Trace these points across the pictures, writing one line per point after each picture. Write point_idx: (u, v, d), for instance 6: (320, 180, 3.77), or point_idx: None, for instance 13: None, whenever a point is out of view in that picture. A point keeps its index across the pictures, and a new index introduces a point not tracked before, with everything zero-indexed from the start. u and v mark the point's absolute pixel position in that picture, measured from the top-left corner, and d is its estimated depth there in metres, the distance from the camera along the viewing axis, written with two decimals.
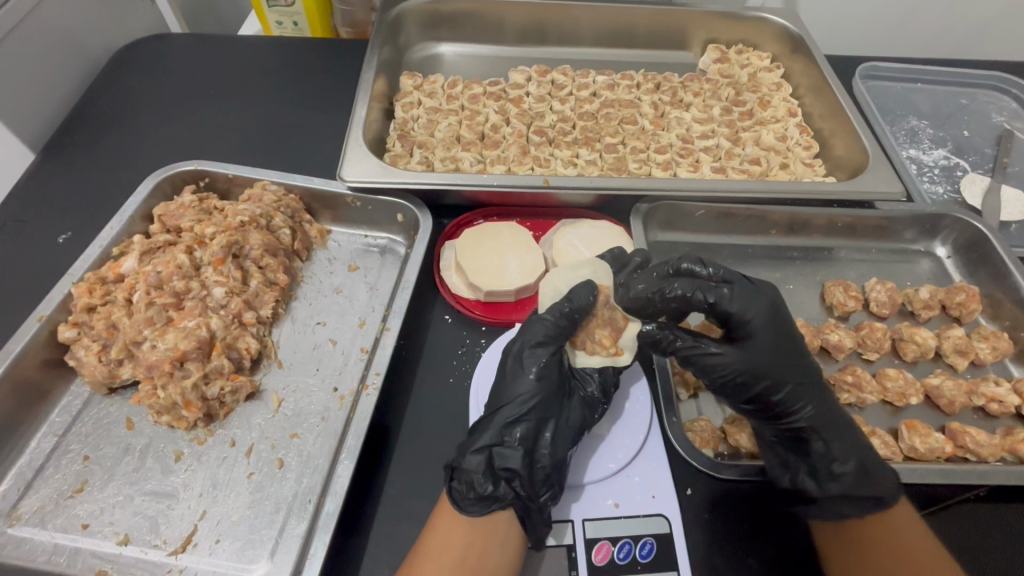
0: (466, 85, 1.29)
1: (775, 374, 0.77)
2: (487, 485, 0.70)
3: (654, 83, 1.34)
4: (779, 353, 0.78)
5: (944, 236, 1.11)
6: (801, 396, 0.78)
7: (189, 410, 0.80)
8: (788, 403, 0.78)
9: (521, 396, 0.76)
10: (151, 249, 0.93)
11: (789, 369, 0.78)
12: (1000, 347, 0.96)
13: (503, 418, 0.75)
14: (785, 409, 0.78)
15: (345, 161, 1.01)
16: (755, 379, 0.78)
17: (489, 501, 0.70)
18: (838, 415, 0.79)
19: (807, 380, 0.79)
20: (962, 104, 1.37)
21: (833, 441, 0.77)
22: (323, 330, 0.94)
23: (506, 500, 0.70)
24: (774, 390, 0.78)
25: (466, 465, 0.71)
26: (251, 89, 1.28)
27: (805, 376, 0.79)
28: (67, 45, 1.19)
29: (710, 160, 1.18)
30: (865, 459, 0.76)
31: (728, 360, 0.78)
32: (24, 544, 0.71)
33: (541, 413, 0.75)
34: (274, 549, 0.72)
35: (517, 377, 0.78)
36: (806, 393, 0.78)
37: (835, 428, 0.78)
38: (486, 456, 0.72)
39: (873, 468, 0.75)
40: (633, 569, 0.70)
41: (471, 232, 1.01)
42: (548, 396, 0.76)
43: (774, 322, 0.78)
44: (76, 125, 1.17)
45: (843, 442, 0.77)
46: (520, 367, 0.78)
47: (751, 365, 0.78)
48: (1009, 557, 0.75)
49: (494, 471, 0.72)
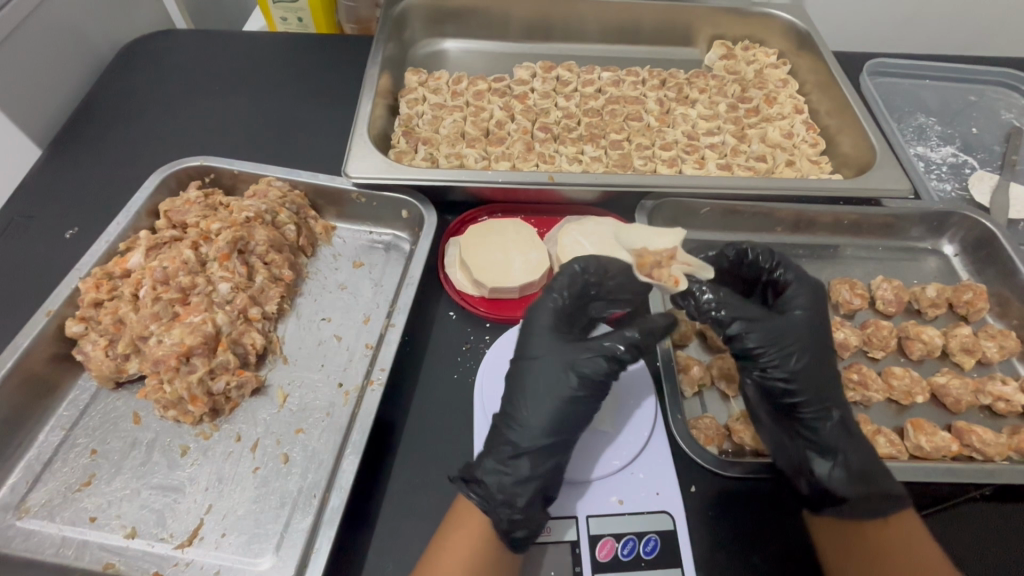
0: (471, 81, 1.29)
1: (810, 360, 0.78)
2: (517, 510, 0.69)
3: (660, 78, 1.34)
4: (818, 343, 0.80)
5: (951, 233, 1.10)
6: (823, 389, 0.77)
7: (195, 405, 0.80)
8: (810, 393, 0.77)
9: (551, 408, 0.74)
10: (157, 244, 0.93)
11: (822, 363, 0.79)
12: (1007, 346, 0.95)
13: (535, 432, 0.73)
14: (806, 400, 0.77)
15: (350, 157, 1.01)
16: (792, 358, 0.77)
17: (510, 527, 0.68)
18: (852, 419, 0.78)
19: (832, 376, 0.79)
20: (971, 100, 1.36)
21: (849, 441, 0.75)
22: (328, 326, 0.94)
23: (526, 526, 0.69)
24: (802, 377, 0.77)
25: (492, 484, 0.71)
26: (257, 85, 1.28)
27: (832, 374, 0.79)
28: (74, 41, 1.20)
29: (716, 157, 1.18)
30: (876, 465, 0.74)
31: (769, 333, 0.78)
32: (33, 536, 0.72)
33: (573, 426, 0.74)
34: (280, 543, 0.72)
35: (548, 376, 0.76)
36: (830, 387, 0.78)
37: (850, 430, 0.77)
38: (518, 475, 0.71)
39: (885, 478, 0.73)
40: (637, 566, 0.71)
41: (476, 229, 1.01)
42: (579, 408, 0.74)
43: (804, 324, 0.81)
44: (83, 121, 1.18)
45: (861, 447, 0.75)
46: (552, 369, 0.76)
47: (790, 342, 0.78)
48: (1015, 556, 0.75)
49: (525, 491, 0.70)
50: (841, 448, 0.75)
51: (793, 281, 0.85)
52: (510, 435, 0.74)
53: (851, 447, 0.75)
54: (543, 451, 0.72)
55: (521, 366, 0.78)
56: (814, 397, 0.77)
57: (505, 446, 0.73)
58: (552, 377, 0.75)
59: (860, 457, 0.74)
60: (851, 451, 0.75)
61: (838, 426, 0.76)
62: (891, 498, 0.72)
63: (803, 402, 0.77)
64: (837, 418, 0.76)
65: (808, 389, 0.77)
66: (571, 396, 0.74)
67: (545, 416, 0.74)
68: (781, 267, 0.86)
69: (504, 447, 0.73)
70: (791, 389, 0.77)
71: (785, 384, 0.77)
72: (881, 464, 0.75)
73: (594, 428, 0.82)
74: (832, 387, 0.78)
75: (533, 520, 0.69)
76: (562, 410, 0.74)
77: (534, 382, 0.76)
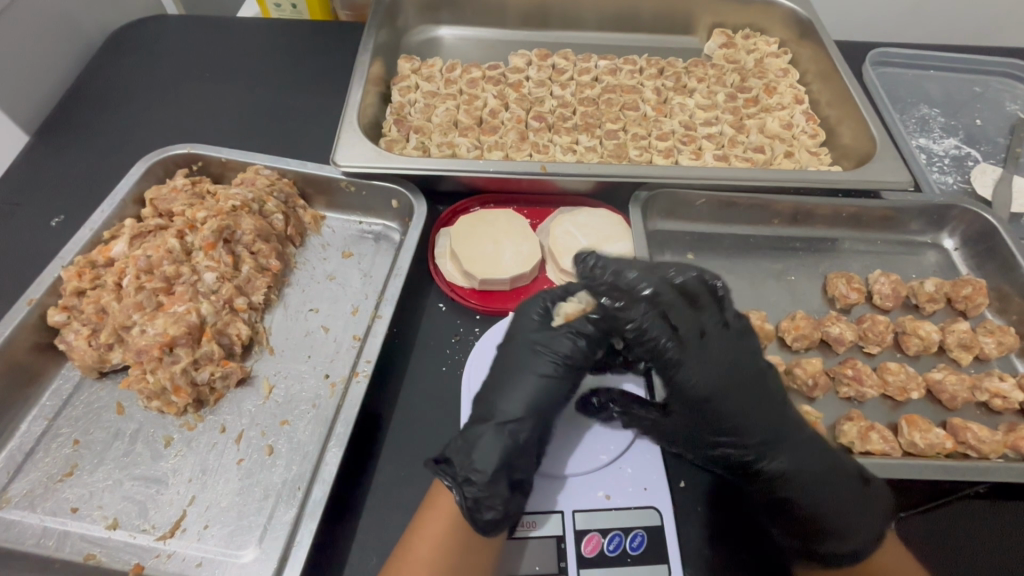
0: (465, 68, 1.27)
1: (737, 419, 0.72)
2: (507, 498, 0.67)
3: (658, 67, 1.31)
4: (734, 397, 0.72)
5: (951, 227, 1.08)
6: (765, 444, 0.72)
7: (178, 395, 0.79)
8: (726, 441, 0.73)
9: (541, 407, 0.73)
10: (142, 233, 0.92)
11: (707, 404, 0.72)
12: (1006, 342, 0.94)
13: (519, 424, 0.71)
14: (732, 449, 0.73)
15: (339, 145, 0.99)
16: (714, 425, 0.73)
17: (504, 514, 0.67)
18: (807, 447, 0.73)
19: (786, 412, 0.74)
20: (976, 92, 1.33)
21: (796, 480, 0.72)
22: (316, 317, 0.93)
23: (515, 514, 0.68)
24: (685, 422, 0.74)
25: (483, 473, 0.68)
26: (247, 72, 1.26)
27: (702, 413, 0.73)
28: (63, 27, 1.18)
29: (713, 148, 1.16)
30: (838, 499, 0.71)
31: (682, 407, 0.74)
32: (14, 526, 0.72)
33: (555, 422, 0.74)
34: (262, 536, 0.71)
35: (534, 357, 0.76)
36: (754, 421, 0.72)
37: (799, 463, 0.72)
38: (506, 467, 0.68)
39: (857, 507, 0.71)
40: (623, 562, 0.70)
41: (467, 220, 1.00)
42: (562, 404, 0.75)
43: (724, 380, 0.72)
44: (71, 107, 1.16)
45: (828, 498, 0.71)
46: (547, 364, 0.75)
47: (704, 412, 0.73)
48: (1007, 555, 0.73)
49: (513, 483, 0.69)
50: (789, 487, 0.72)
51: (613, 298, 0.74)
52: (495, 423, 0.71)
53: (800, 485, 0.72)
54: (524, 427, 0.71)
55: (509, 352, 0.78)
56: (743, 442, 0.72)
57: (489, 436, 0.70)
58: (545, 364, 0.75)
59: (813, 497, 0.72)
60: (803, 491, 0.72)
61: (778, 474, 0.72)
62: (855, 536, 0.71)
63: (727, 452, 0.73)
64: (772, 458, 0.72)
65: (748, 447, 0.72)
66: (554, 392, 0.74)
67: (536, 411, 0.73)
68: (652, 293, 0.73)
69: (485, 438, 0.70)
70: (710, 443, 0.74)
71: (703, 438, 0.74)
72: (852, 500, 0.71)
73: (582, 422, 0.81)
74: (728, 421, 0.72)
75: (511, 507, 0.68)
76: (550, 409, 0.73)
77: (526, 377, 0.74)
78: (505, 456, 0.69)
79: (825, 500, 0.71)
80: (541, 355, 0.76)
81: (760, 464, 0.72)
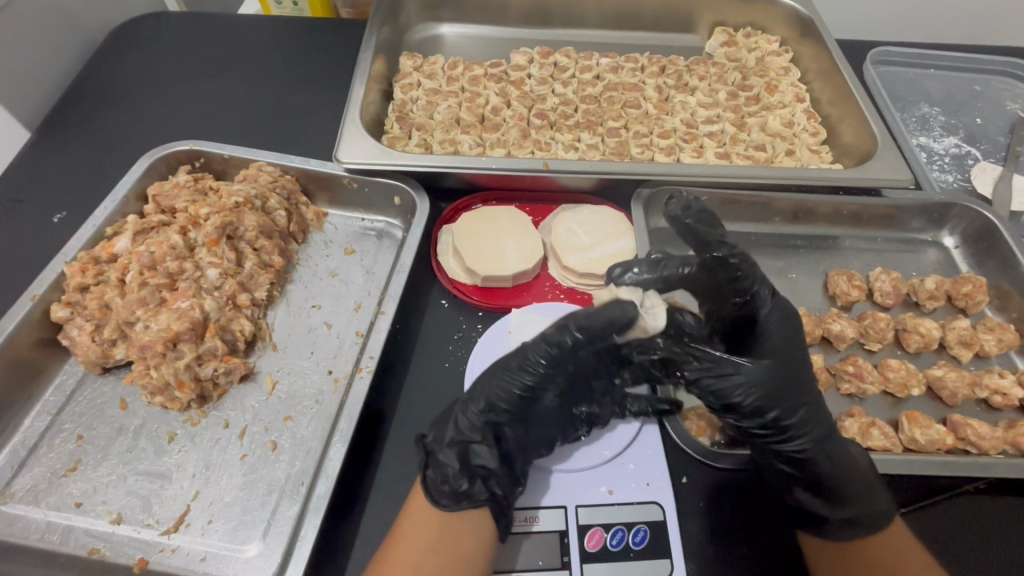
0: (467, 65, 1.27)
1: (789, 395, 0.72)
2: (461, 480, 0.69)
3: (660, 65, 1.31)
4: (781, 374, 0.73)
5: (952, 225, 1.09)
6: (806, 415, 0.73)
7: (182, 391, 0.79)
8: (791, 402, 0.72)
9: (501, 403, 0.74)
10: (144, 229, 0.92)
11: (792, 361, 0.75)
12: (1006, 339, 0.94)
13: (475, 414, 0.74)
14: (789, 410, 0.72)
15: (342, 141, 0.99)
16: (772, 398, 0.71)
17: (461, 496, 0.68)
18: (831, 417, 0.75)
19: (811, 384, 0.75)
20: (976, 91, 1.34)
21: (829, 444, 0.73)
22: (319, 314, 0.93)
23: (479, 498, 0.68)
24: (768, 381, 0.72)
25: (441, 457, 0.71)
26: (248, 69, 1.26)
27: (792, 374, 0.73)
28: (64, 23, 1.18)
29: (714, 146, 1.16)
30: (863, 465, 0.73)
31: (743, 379, 0.71)
32: (18, 521, 0.72)
33: (519, 420, 0.75)
34: (266, 531, 0.71)
35: (536, 345, 0.73)
36: (812, 385, 0.76)
37: (829, 427, 0.74)
38: (460, 451, 0.71)
39: (871, 474, 0.73)
40: (626, 557, 0.70)
41: (469, 217, 1.00)
42: (529, 403, 0.75)
43: (787, 351, 0.76)
44: (72, 103, 1.16)
45: (853, 471, 0.72)
46: (511, 360, 0.75)
47: (768, 384, 0.71)
48: (1007, 550, 0.74)
49: (470, 468, 0.70)
50: (823, 452, 0.73)
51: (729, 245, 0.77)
52: (454, 412, 0.75)
53: (832, 449, 0.73)
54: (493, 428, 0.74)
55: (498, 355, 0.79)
56: (799, 403, 0.72)
57: (451, 423, 0.74)
58: (535, 352, 0.73)
59: (841, 462, 0.72)
60: (832, 454, 0.72)
61: (819, 436, 0.73)
62: (884, 502, 0.71)
63: (785, 411, 0.72)
64: (818, 421, 0.73)
65: (793, 419, 0.72)
66: (519, 390, 0.74)
67: (487, 402, 0.74)
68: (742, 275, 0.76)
69: (448, 424, 0.74)
70: (769, 402, 0.71)
71: (762, 399, 0.71)
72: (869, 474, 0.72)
73: None
74: (799, 383, 0.74)
75: (472, 490, 0.68)
76: (509, 406, 0.74)
77: (491, 375, 0.76)
78: (457, 441, 0.72)
79: (852, 465, 0.72)
80: (543, 344, 0.73)
81: (805, 427, 0.72)
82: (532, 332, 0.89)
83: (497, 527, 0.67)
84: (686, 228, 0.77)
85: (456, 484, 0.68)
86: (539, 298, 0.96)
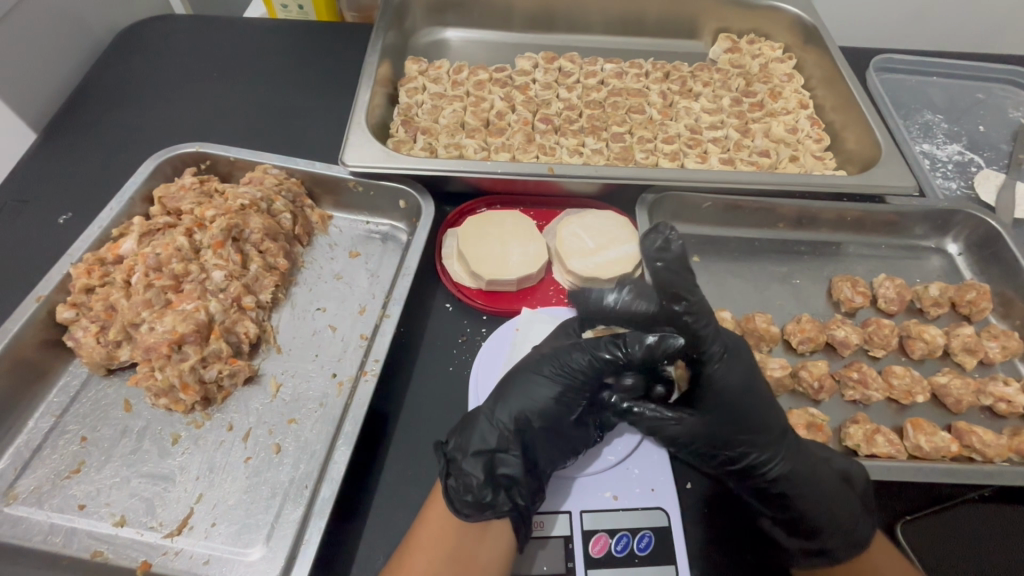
0: (471, 71, 1.28)
1: (741, 439, 0.70)
2: (485, 491, 0.68)
3: (664, 71, 1.32)
4: (733, 423, 0.70)
5: (955, 232, 1.09)
6: (769, 450, 0.70)
7: (186, 393, 0.79)
8: (744, 446, 0.70)
9: (535, 410, 0.74)
10: (150, 231, 0.93)
11: (741, 407, 0.70)
12: (1010, 346, 0.94)
13: (503, 421, 0.73)
14: (744, 451, 0.71)
15: (347, 145, 0.99)
16: (721, 443, 0.71)
17: (483, 507, 0.67)
18: (799, 448, 0.73)
19: (774, 422, 0.71)
20: (979, 98, 1.34)
21: (793, 480, 0.71)
22: (323, 316, 0.93)
23: (502, 509, 0.67)
24: (714, 430, 0.70)
25: (464, 466, 0.69)
26: (255, 72, 1.27)
27: (747, 418, 0.70)
28: (74, 27, 1.19)
29: (719, 151, 1.16)
30: (839, 496, 0.71)
31: (684, 429, 0.71)
32: (20, 523, 0.71)
33: (551, 429, 0.74)
34: (270, 534, 0.71)
35: (579, 356, 0.75)
36: (772, 420, 0.71)
37: (801, 459, 0.72)
38: (485, 461, 0.70)
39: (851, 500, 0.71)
40: (631, 562, 0.70)
41: (475, 221, 1.00)
42: (562, 414, 0.75)
43: (744, 397, 0.70)
44: (78, 105, 1.17)
45: (820, 500, 0.71)
46: (545, 366, 0.76)
47: (714, 435, 0.70)
48: (1011, 559, 0.74)
49: (493, 477, 0.69)
50: (791, 485, 0.71)
51: (695, 293, 0.70)
52: (479, 419, 0.73)
53: (797, 485, 0.71)
54: (510, 435, 0.72)
55: (516, 370, 0.78)
56: (757, 444, 0.70)
57: (474, 430, 0.73)
58: (577, 362, 0.75)
59: (811, 493, 0.71)
60: (802, 486, 0.71)
61: (786, 469, 0.71)
62: (855, 530, 0.70)
63: (735, 454, 0.71)
64: (781, 458, 0.71)
65: (750, 458, 0.71)
66: (554, 396, 0.75)
67: (519, 410, 0.74)
68: (705, 332, 0.69)
69: (472, 433, 0.72)
70: (717, 449, 0.71)
71: (709, 445, 0.71)
72: (845, 506, 0.70)
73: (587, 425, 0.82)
74: (755, 423, 0.70)
75: (495, 502, 0.67)
76: (543, 414, 0.74)
77: (523, 382, 0.76)
78: (481, 450, 0.71)
79: (825, 499, 0.71)
80: (584, 354, 0.75)
81: (766, 464, 0.71)
82: (539, 333, 0.88)
83: (518, 537, 0.68)
84: (652, 272, 0.72)
85: (476, 497, 0.67)
86: (542, 302, 0.96)
